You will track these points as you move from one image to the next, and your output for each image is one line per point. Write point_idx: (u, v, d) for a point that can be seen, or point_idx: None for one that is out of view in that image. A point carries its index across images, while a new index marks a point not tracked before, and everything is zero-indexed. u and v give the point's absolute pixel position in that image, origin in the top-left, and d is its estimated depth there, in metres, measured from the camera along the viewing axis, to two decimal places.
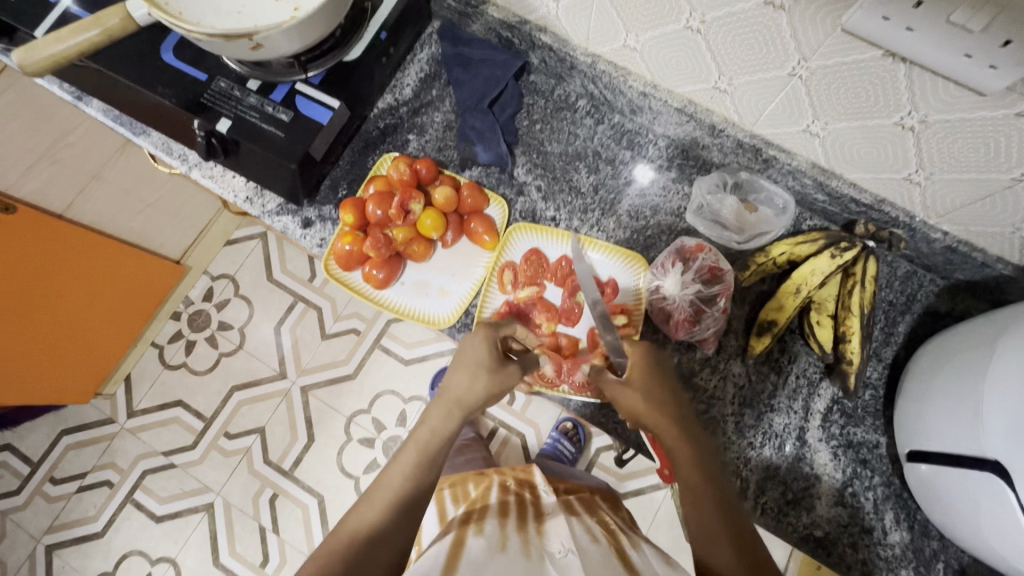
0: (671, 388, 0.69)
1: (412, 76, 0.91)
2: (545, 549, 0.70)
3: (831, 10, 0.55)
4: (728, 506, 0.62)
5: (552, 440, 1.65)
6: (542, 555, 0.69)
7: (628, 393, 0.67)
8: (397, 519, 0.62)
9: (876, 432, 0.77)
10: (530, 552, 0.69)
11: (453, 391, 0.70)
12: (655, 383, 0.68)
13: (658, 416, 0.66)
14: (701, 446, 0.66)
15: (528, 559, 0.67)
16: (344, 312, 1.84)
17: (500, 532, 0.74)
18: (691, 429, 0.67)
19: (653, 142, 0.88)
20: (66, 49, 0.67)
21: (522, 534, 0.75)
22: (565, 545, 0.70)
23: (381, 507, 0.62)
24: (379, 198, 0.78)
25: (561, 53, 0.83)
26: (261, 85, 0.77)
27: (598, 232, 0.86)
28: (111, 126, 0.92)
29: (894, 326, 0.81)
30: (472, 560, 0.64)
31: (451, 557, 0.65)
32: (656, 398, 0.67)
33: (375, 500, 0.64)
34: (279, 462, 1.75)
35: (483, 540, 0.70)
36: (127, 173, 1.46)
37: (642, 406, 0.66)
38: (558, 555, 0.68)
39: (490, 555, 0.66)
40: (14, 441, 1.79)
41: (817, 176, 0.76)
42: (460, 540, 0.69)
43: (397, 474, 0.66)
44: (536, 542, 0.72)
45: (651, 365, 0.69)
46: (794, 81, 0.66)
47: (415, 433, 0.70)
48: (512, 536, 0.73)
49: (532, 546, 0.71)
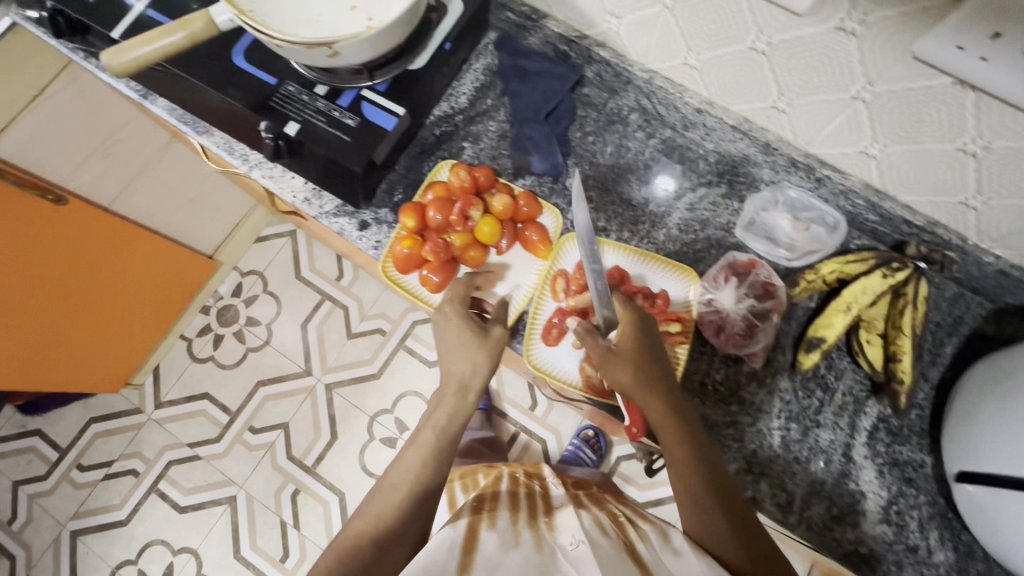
0: (658, 363, 0.72)
1: (467, 85, 0.93)
2: (556, 543, 0.73)
3: (902, 39, 0.57)
4: (714, 474, 0.68)
5: (573, 447, 1.68)
6: (554, 549, 0.71)
7: (613, 369, 0.70)
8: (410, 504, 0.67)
9: (922, 452, 0.78)
10: (543, 547, 0.72)
11: (453, 373, 0.75)
12: (643, 359, 0.71)
13: (643, 387, 0.70)
14: (686, 418, 0.71)
15: (541, 554, 0.70)
16: (370, 311, 1.87)
17: (512, 527, 0.77)
18: (678, 404, 0.71)
19: (704, 157, 0.89)
20: (151, 51, 0.70)
21: (534, 530, 0.77)
22: (576, 538, 0.72)
23: (399, 494, 0.68)
24: (440, 203, 0.80)
25: (619, 68, 0.85)
26: (329, 91, 0.80)
27: (648, 244, 0.87)
28: (174, 124, 0.94)
29: (941, 348, 0.81)
30: (485, 556, 0.67)
31: (464, 551, 0.67)
32: (643, 374, 0.70)
33: (393, 480, 0.70)
34: (301, 458, 1.77)
35: (497, 536, 0.73)
36: (172, 170, 1.47)
37: (630, 383, 0.70)
38: (570, 548, 0.70)
39: (504, 551, 0.69)
40: (44, 427, 1.82)
41: (870, 197, 0.77)
42: (472, 531, 0.72)
43: (414, 455, 0.71)
44: (547, 537, 0.75)
45: (637, 341, 0.72)
46: (856, 105, 0.67)
47: (426, 419, 0.75)
48: (525, 532, 0.76)
49: (544, 542, 0.73)
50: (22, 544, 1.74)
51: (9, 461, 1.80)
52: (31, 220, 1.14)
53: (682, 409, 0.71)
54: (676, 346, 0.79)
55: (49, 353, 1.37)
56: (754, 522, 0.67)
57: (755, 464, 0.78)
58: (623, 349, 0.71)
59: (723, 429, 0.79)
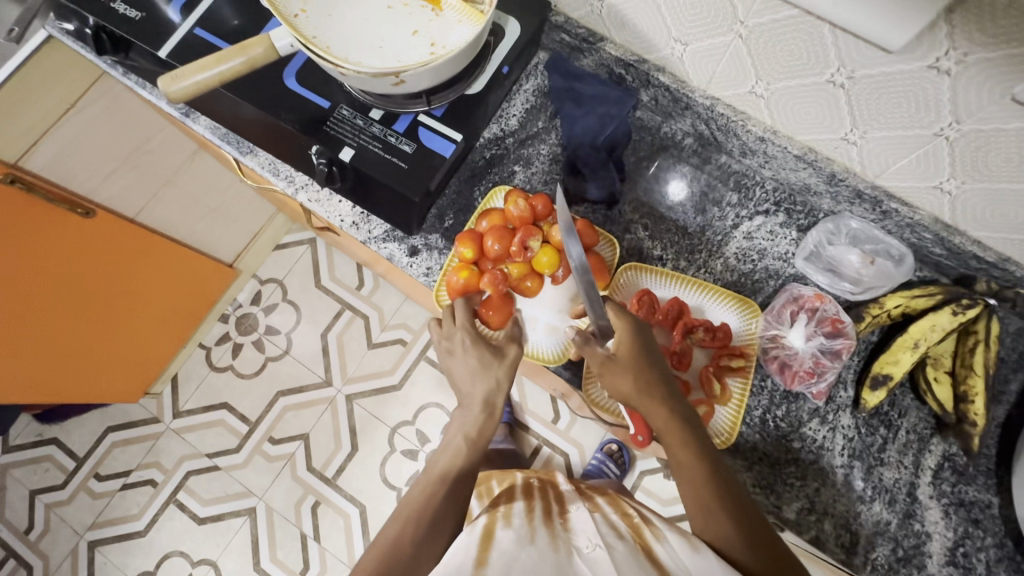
0: (658, 365, 0.72)
1: (518, 106, 0.90)
2: (573, 544, 0.66)
3: (1002, 80, 0.55)
4: (719, 474, 0.67)
5: (596, 461, 1.64)
6: (571, 550, 0.65)
7: (612, 373, 0.69)
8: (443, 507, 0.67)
9: (988, 492, 0.76)
10: (559, 547, 0.65)
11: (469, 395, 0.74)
12: (642, 361, 0.71)
13: (643, 394, 0.69)
14: (689, 420, 0.70)
15: (558, 554, 0.64)
16: (391, 321, 1.85)
17: (526, 525, 0.70)
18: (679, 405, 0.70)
19: (761, 185, 0.88)
20: (209, 76, 0.68)
21: (549, 528, 0.70)
22: (593, 540, 0.65)
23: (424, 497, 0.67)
24: (498, 233, 0.77)
25: (678, 93, 0.83)
26: (384, 115, 0.78)
27: (704, 273, 0.85)
28: (216, 143, 0.92)
29: (1005, 385, 0.80)
30: (500, 556, 0.62)
31: (481, 550, 0.63)
32: (643, 376, 0.70)
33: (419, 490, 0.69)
34: (322, 470, 1.75)
35: (512, 534, 0.66)
36: (198, 179, 1.45)
37: (630, 386, 0.69)
38: (588, 551, 0.64)
39: (519, 552, 0.63)
40: (61, 436, 1.80)
41: (939, 232, 0.75)
42: (488, 530, 0.67)
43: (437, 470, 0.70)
44: (562, 536, 0.68)
45: (636, 342, 0.71)
46: (939, 141, 0.65)
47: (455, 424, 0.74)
48: (539, 530, 0.69)
49: (560, 541, 0.67)
50: (38, 554, 1.72)
51: (26, 470, 1.77)
52: (51, 230, 1.11)
53: (684, 410, 0.70)
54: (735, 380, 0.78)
55: (72, 366, 1.33)
56: (764, 522, 0.65)
57: (818, 503, 0.76)
58: (622, 352, 0.70)
59: (785, 466, 0.77)
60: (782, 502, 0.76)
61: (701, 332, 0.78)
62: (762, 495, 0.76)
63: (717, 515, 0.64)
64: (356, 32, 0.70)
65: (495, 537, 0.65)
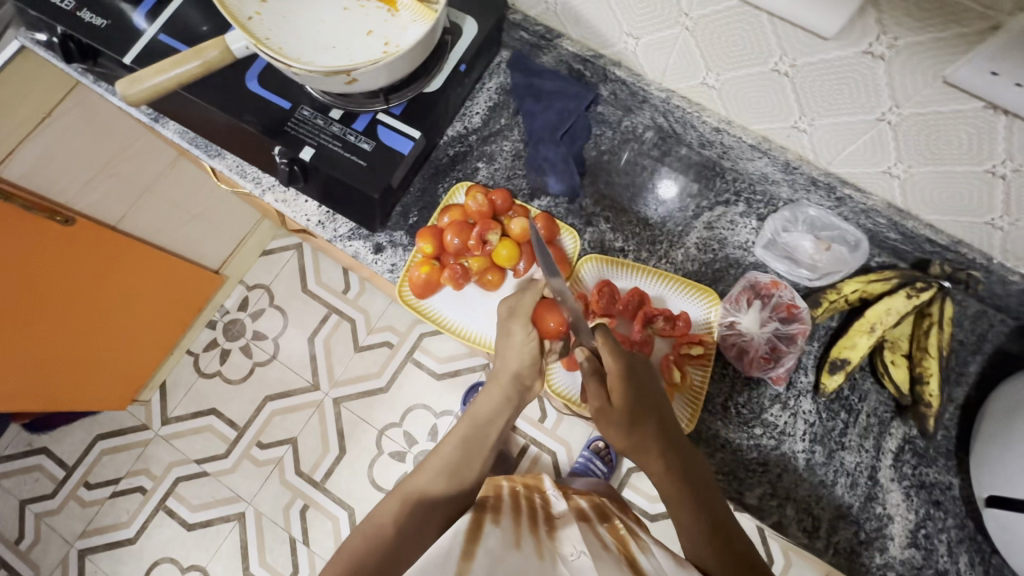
0: (658, 413, 0.70)
1: (480, 105, 0.92)
2: (558, 551, 0.62)
3: (935, 63, 0.56)
4: (718, 523, 0.65)
5: (583, 459, 1.64)
6: (556, 557, 0.61)
7: (605, 420, 0.69)
8: (444, 493, 0.70)
9: (948, 473, 0.77)
10: (543, 554, 0.61)
11: (500, 371, 0.77)
12: (639, 410, 0.69)
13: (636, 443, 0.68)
14: (688, 467, 0.68)
15: (543, 560, 0.59)
16: (378, 324, 1.84)
17: (513, 529, 0.66)
18: (679, 452, 0.68)
19: (720, 176, 0.89)
20: (165, 80, 0.69)
21: (533, 535, 0.66)
22: (579, 548, 0.62)
23: (428, 485, 0.70)
24: (458, 227, 0.79)
25: (635, 87, 0.84)
26: (344, 115, 0.79)
27: (666, 264, 0.86)
28: (185, 147, 0.93)
29: (965, 367, 0.81)
30: (485, 549, 0.58)
31: (464, 540, 0.59)
32: (639, 426, 0.68)
33: (422, 481, 0.70)
34: (310, 473, 1.75)
35: (499, 533, 0.63)
36: (177, 186, 1.45)
37: (623, 437, 0.68)
38: (574, 558, 0.60)
39: (505, 550, 0.60)
40: (50, 445, 1.80)
41: (892, 217, 0.76)
42: (474, 524, 0.64)
43: (439, 460, 0.73)
44: (548, 543, 0.64)
45: (633, 389, 0.70)
46: (882, 126, 0.66)
47: (463, 418, 0.78)
48: (524, 535, 0.65)
49: (545, 548, 0.63)
50: (31, 563, 1.73)
51: (17, 480, 1.78)
52: (32, 240, 1.11)
53: (684, 458, 0.68)
54: (697, 368, 0.78)
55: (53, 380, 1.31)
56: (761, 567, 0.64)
57: (781, 488, 0.76)
58: (616, 399, 0.69)
59: (748, 453, 0.78)
60: (744, 487, 0.76)
61: (660, 321, 0.79)
62: (725, 481, 0.76)
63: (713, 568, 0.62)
64: (310, 33, 0.71)
65: (480, 532, 0.62)
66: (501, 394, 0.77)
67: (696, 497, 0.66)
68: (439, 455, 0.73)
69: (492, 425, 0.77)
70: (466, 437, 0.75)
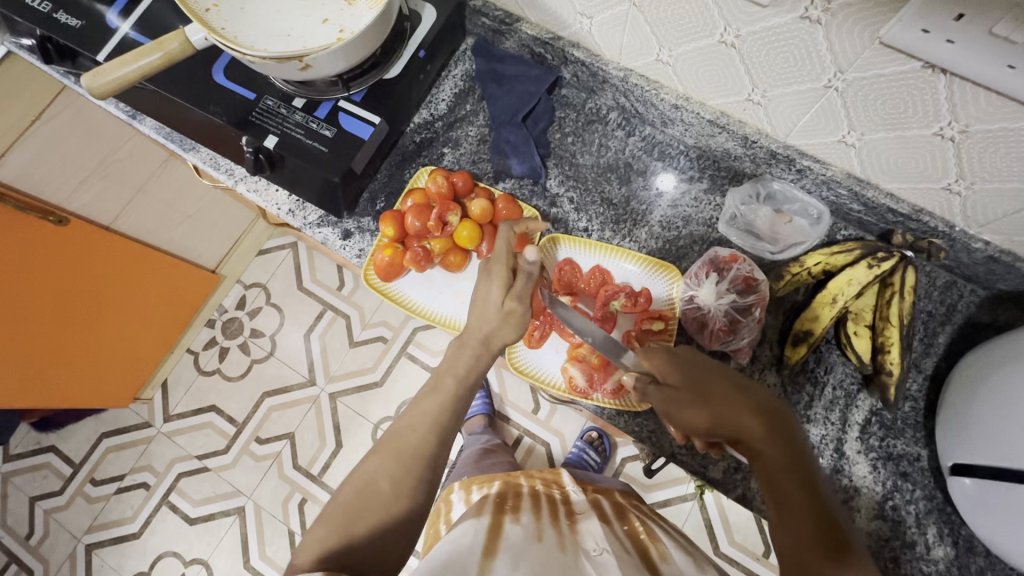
0: (734, 382, 0.64)
1: (446, 92, 0.93)
2: (580, 545, 0.61)
3: (869, 24, 0.56)
4: (824, 502, 0.58)
5: (576, 449, 1.48)
6: (578, 551, 0.60)
7: (678, 402, 0.62)
8: (433, 453, 0.63)
9: (916, 445, 0.77)
10: (565, 546, 0.60)
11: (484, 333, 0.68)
12: (712, 382, 0.64)
13: (716, 411, 0.62)
14: (784, 436, 0.61)
15: (564, 554, 0.58)
16: (372, 319, 1.70)
17: (535, 523, 0.65)
18: (771, 419, 0.62)
19: (684, 153, 0.89)
20: (128, 72, 0.72)
21: (555, 528, 0.65)
22: (602, 544, 0.61)
23: (418, 444, 0.63)
24: (418, 210, 0.83)
25: (594, 67, 0.85)
26: (306, 103, 0.80)
27: (630, 242, 0.87)
28: (162, 143, 0.95)
29: (933, 338, 0.80)
30: (508, 546, 0.57)
31: (486, 538, 0.58)
32: (716, 398, 0.62)
33: (406, 440, 0.63)
34: (307, 467, 1.61)
35: (520, 530, 0.62)
36: (169, 186, 1.42)
37: (702, 414, 0.62)
38: (596, 553, 0.60)
39: (528, 545, 0.59)
40: (58, 443, 1.68)
41: (852, 186, 0.75)
42: (494, 524, 0.62)
43: (424, 415, 0.65)
44: (570, 536, 0.63)
45: (697, 364, 0.65)
46: (830, 94, 0.66)
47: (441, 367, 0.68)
48: (545, 529, 0.64)
49: (567, 541, 0.62)
50: (39, 559, 1.60)
51: (26, 478, 1.65)
52: (24, 238, 1.08)
53: (779, 426, 0.61)
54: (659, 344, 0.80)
55: (53, 384, 1.29)
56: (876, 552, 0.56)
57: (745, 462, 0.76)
58: (676, 379, 0.64)
59: None
60: (708, 461, 0.76)
61: (621, 298, 0.81)
62: (688, 456, 0.76)
63: (819, 560, 0.54)
64: (267, 23, 0.74)
65: (501, 534, 0.59)
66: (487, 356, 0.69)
67: (793, 470, 0.59)
68: (430, 405, 0.65)
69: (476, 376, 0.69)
70: (452, 394, 0.66)
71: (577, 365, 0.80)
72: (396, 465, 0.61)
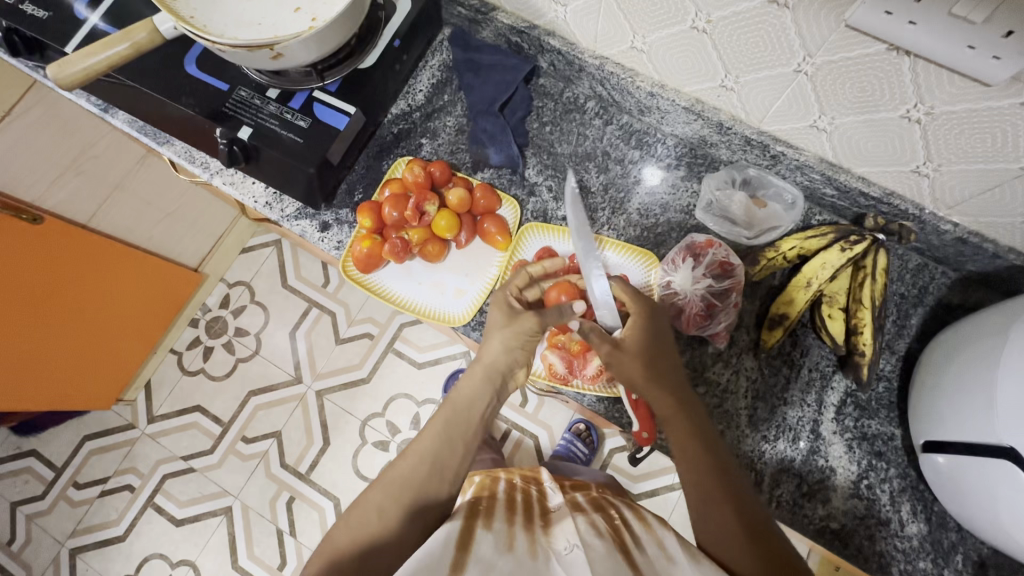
0: (676, 383, 0.69)
1: (424, 82, 0.93)
2: (552, 548, 0.60)
3: (835, 6, 0.57)
4: (721, 464, 0.64)
5: (564, 441, 1.48)
6: (550, 555, 0.59)
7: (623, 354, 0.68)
8: (425, 481, 0.63)
9: (890, 425, 0.78)
10: (536, 552, 0.59)
11: (481, 355, 0.71)
12: (654, 378, 0.68)
13: (649, 377, 0.68)
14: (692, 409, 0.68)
15: (535, 561, 0.58)
16: (357, 315, 1.69)
17: (507, 529, 0.63)
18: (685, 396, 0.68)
19: (662, 142, 0.90)
20: (95, 62, 0.70)
21: (527, 532, 0.63)
22: (573, 541, 0.60)
23: (408, 472, 0.64)
24: (395, 201, 0.83)
25: (569, 56, 0.85)
26: (280, 94, 0.80)
27: (608, 230, 0.88)
28: (135, 136, 0.93)
29: (906, 319, 0.81)
30: (477, 556, 0.55)
31: (455, 549, 0.56)
32: (649, 365, 0.68)
33: (402, 469, 0.64)
34: (295, 465, 1.60)
35: (491, 536, 0.60)
36: (148, 183, 1.40)
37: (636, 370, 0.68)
38: (566, 553, 0.59)
39: (499, 553, 0.57)
40: (39, 447, 1.65)
41: (825, 171, 0.76)
42: (467, 529, 0.60)
43: (420, 446, 0.66)
44: (542, 540, 0.62)
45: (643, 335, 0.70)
46: (800, 78, 0.67)
47: (443, 404, 0.70)
48: (517, 535, 0.62)
49: (538, 545, 0.61)
50: (22, 565, 1.57)
51: (6, 483, 1.62)
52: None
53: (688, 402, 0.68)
54: None
55: (29, 388, 1.26)
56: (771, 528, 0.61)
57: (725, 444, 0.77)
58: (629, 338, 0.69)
59: None
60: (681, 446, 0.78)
61: None
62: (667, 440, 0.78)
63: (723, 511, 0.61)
64: (238, 12, 0.73)
65: (472, 541, 0.58)
66: (481, 379, 0.70)
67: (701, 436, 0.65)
68: (424, 438, 0.66)
69: (474, 408, 0.69)
70: (447, 422, 0.68)
71: (556, 352, 0.80)
72: (384, 494, 0.62)
